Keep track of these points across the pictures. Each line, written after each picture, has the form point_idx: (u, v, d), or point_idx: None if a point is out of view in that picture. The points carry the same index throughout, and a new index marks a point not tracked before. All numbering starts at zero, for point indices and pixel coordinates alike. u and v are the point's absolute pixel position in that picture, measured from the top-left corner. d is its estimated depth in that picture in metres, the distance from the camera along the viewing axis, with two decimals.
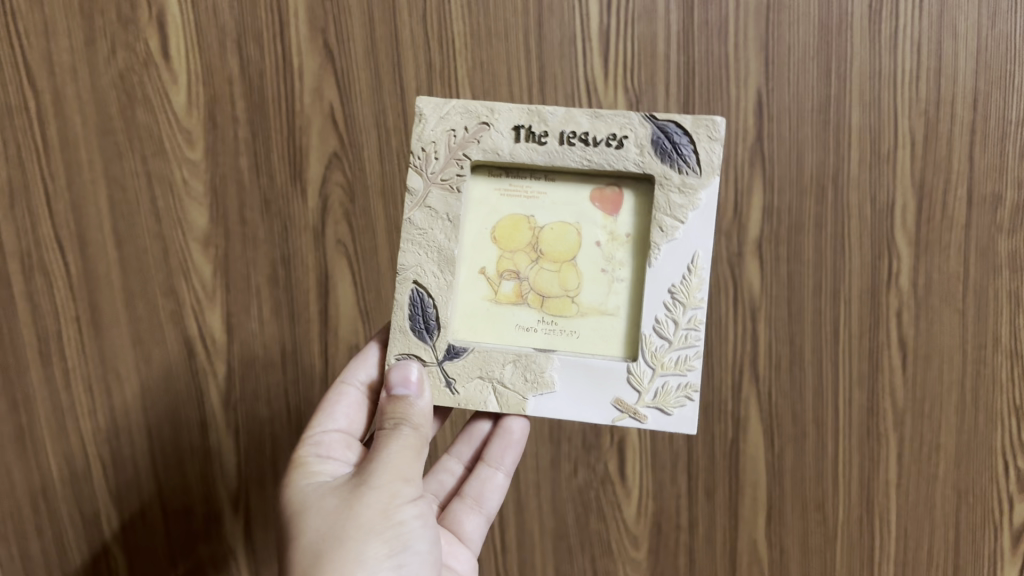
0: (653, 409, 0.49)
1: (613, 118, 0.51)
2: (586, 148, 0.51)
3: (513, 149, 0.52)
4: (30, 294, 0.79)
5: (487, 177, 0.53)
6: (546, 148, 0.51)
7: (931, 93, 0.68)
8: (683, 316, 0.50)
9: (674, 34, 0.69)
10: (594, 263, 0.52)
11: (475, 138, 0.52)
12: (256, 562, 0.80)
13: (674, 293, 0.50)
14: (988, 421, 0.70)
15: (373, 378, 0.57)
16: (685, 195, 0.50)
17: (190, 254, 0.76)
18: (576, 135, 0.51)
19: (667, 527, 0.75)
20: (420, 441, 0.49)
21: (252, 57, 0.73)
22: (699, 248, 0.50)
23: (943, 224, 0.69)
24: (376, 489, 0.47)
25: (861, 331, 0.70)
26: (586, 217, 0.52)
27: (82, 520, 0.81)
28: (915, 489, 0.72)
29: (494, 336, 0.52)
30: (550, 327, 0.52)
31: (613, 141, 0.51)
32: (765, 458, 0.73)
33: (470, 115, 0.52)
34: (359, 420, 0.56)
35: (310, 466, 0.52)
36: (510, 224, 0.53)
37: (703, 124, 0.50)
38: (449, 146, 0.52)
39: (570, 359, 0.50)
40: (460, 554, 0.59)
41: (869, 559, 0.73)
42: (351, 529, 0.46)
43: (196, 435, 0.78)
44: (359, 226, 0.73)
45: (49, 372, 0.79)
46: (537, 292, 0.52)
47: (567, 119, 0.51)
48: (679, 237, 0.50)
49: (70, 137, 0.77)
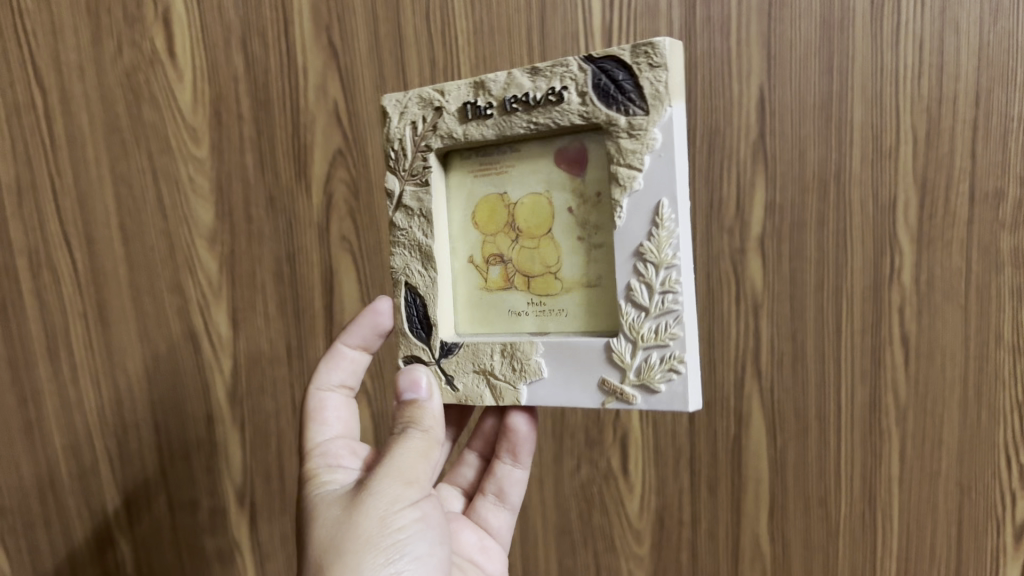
0: (641, 388, 0.47)
1: (551, 70, 0.49)
2: (531, 109, 0.50)
3: (465, 129, 0.52)
4: (38, 290, 0.79)
5: (464, 159, 0.55)
6: (493, 119, 0.51)
7: (933, 88, 0.66)
8: (658, 278, 0.46)
9: (677, 31, 0.69)
10: (570, 236, 0.51)
11: (432, 125, 0.53)
12: (262, 555, 0.80)
13: (645, 253, 0.47)
14: (991, 418, 0.68)
15: (346, 381, 0.59)
16: (640, 133, 0.46)
17: (196, 250, 0.77)
18: (518, 98, 0.50)
19: (670, 521, 0.78)
20: (428, 446, 0.49)
21: (257, 56, 0.74)
22: (662, 195, 0.46)
23: (945, 220, 0.67)
24: (377, 494, 0.46)
25: (864, 328, 0.70)
26: (556, 184, 0.51)
27: (89, 513, 0.81)
28: (918, 485, 0.71)
29: (492, 324, 0.54)
30: (540, 308, 0.52)
31: (553, 95, 0.49)
32: (767, 453, 0.75)
33: (426, 103, 0.54)
34: (348, 420, 0.58)
35: (319, 477, 0.51)
36: (488, 205, 0.53)
37: (640, 49, 0.46)
38: (412, 140, 0.54)
39: (552, 343, 0.50)
40: (493, 550, 0.61)
41: (872, 554, 0.73)
42: (350, 539, 0.44)
43: (202, 429, 0.79)
44: (363, 222, 0.73)
45: (56, 366, 0.80)
46: (521, 274, 0.52)
47: (509, 83, 0.50)
48: (641, 187, 0.47)
49: (76, 135, 0.77)
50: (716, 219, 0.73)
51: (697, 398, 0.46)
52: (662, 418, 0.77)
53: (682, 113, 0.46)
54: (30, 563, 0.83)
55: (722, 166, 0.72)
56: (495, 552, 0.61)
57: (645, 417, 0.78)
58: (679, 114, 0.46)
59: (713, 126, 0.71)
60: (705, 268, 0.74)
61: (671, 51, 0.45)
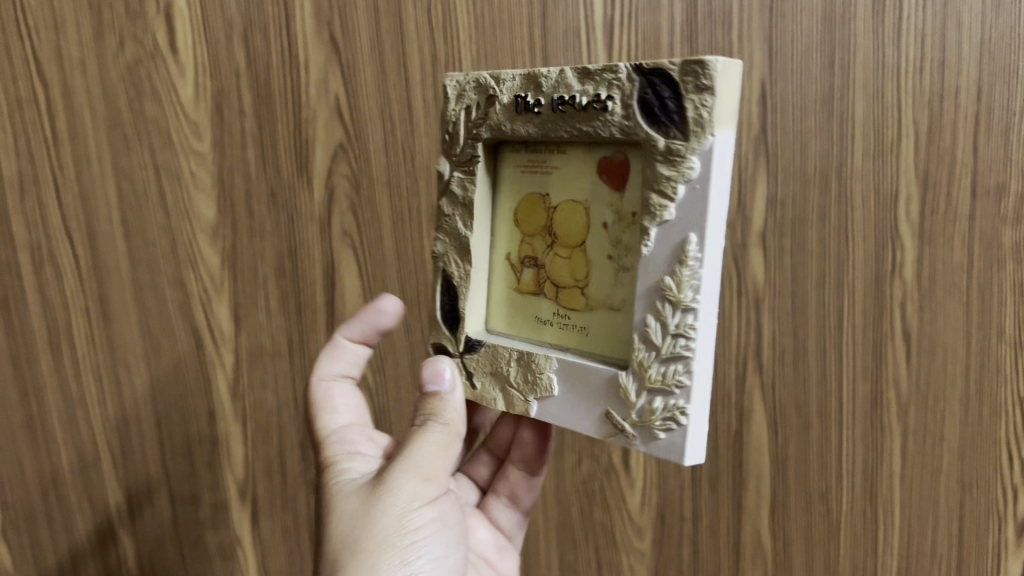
0: (645, 431, 0.45)
1: (601, 76, 0.46)
2: (575, 112, 0.47)
3: (510, 122, 0.50)
4: (40, 285, 0.78)
5: (516, 152, 0.53)
6: (540, 117, 0.49)
7: (935, 84, 0.65)
8: (673, 318, 0.43)
9: (678, 22, 0.68)
10: (599, 249, 0.48)
11: (486, 113, 0.51)
12: (263, 546, 0.81)
13: (665, 289, 0.44)
14: (993, 415, 0.68)
15: (346, 371, 0.60)
16: (679, 161, 0.43)
17: (198, 246, 0.76)
18: (566, 99, 0.47)
19: (671, 516, 0.80)
20: (447, 443, 0.50)
21: (259, 50, 0.72)
22: (690, 230, 0.43)
23: (946, 217, 0.67)
24: (394, 491, 0.46)
25: (864, 325, 0.70)
26: (595, 195, 0.48)
27: (91, 507, 0.82)
28: (919, 482, 0.72)
29: (522, 329, 0.53)
30: (564, 322, 0.50)
31: (598, 103, 0.46)
32: (769, 444, 0.76)
33: (484, 88, 0.52)
34: (357, 409, 0.58)
35: (339, 464, 0.51)
36: (530, 205, 0.52)
37: (695, 68, 0.42)
38: (466, 125, 0.53)
39: (568, 361, 0.49)
40: (507, 549, 0.63)
41: (873, 548, 0.74)
42: (367, 534, 0.45)
43: (204, 424, 0.79)
44: (365, 217, 0.74)
45: (58, 361, 0.80)
46: (552, 282, 0.51)
47: (561, 82, 0.48)
48: (672, 217, 0.43)
49: (78, 129, 0.75)
50: None
51: (698, 452, 0.44)
52: None
53: (727, 145, 0.42)
54: (31, 556, 0.83)
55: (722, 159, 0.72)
56: (507, 550, 0.63)
57: None
58: (724, 146, 0.42)
59: None
60: None
61: (724, 77, 0.41)
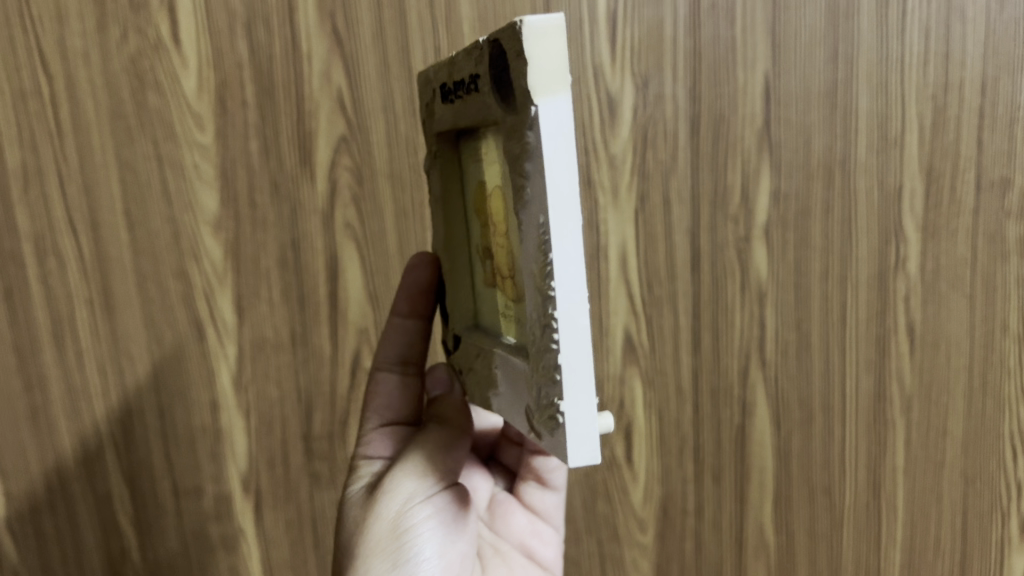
0: (543, 428, 0.38)
1: (472, 55, 0.42)
2: (468, 98, 0.44)
3: (447, 113, 0.48)
4: (42, 276, 0.73)
5: (466, 142, 0.50)
6: (456, 106, 0.46)
7: (939, 77, 0.72)
8: (540, 304, 0.37)
9: (682, 16, 0.68)
10: (511, 238, 0.42)
11: (436, 106, 0.51)
12: (265, 534, 0.82)
13: (532, 275, 0.37)
14: (995, 405, 0.80)
15: (408, 357, 0.57)
16: (519, 142, 0.36)
17: (200, 236, 0.74)
18: (465, 83, 0.44)
19: (675, 511, 0.78)
20: (452, 434, 0.53)
21: (261, 42, 0.71)
22: (537, 211, 0.36)
23: (950, 212, 0.75)
24: (390, 491, 0.50)
25: (870, 319, 0.76)
26: (501, 176, 0.43)
27: (95, 500, 0.78)
28: (925, 474, 0.80)
29: (491, 317, 0.50)
30: (507, 311, 0.46)
31: (474, 86, 0.42)
32: (773, 443, 0.78)
33: (435, 81, 0.50)
34: (399, 399, 0.56)
35: (359, 461, 0.54)
36: (478, 194, 0.49)
37: (511, 31, 0.35)
38: (430, 121, 0.53)
39: (504, 355, 0.45)
40: (545, 533, 0.64)
41: (878, 530, 0.81)
42: (367, 536, 0.49)
43: (207, 415, 0.78)
44: (367, 209, 0.76)
45: (62, 353, 0.75)
46: (496, 272, 0.47)
47: (461, 66, 0.44)
48: (529, 199, 0.36)
49: (81, 115, 0.71)
50: (721, 207, 0.72)
51: (585, 451, 0.36)
52: (668, 408, 0.76)
53: (558, 114, 0.35)
54: (35, 550, 0.78)
55: (720, 156, 0.71)
56: (551, 531, 0.65)
57: (652, 409, 0.76)
58: (554, 115, 0.35)
59: (718, 113, 0.70)
60: (710, 257, 0.73)
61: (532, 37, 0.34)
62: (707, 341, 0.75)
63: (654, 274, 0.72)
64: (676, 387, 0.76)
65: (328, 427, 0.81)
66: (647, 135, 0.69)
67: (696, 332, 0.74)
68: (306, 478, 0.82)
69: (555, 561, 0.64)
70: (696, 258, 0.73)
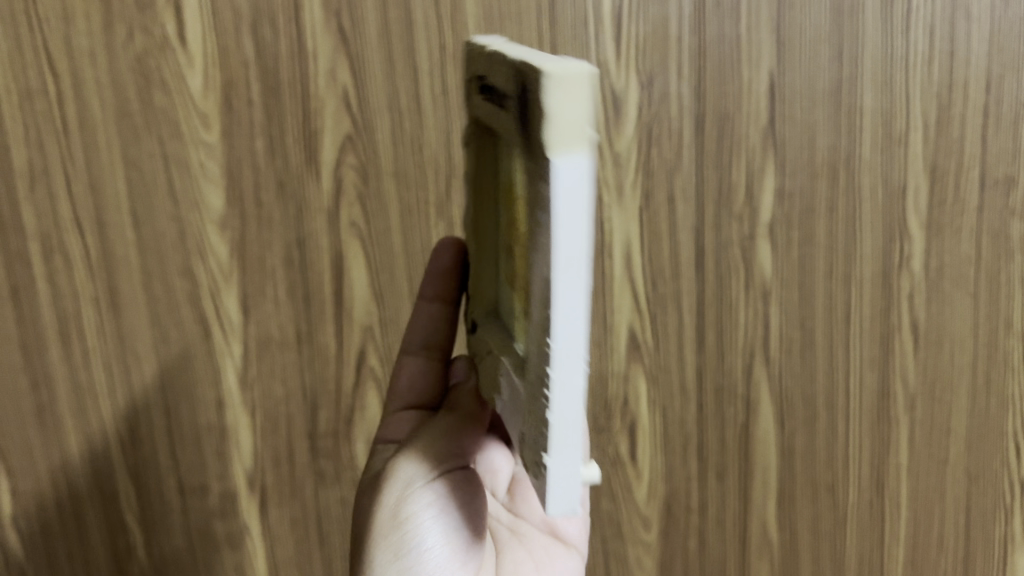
0: (532, 468, 0.39)
1: (506, 65, 0.39)
2: (498, 105, 0.41)
3: (480, 105, 0.45)
4: (49, 275, 0.74)
5: (496, 137, 0.47)
6: (488, 104, 0.43)
7: (944, 75, 0.71)
8: (538, 353, 0.36)
9: (687, 14, 0.68)
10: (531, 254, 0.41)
11: (472, 91, 0.47)
12: (271, 532, 0.83)
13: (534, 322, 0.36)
14: (999, 403, 0.80)
15: (429, 341, 0.61)
16: (535, 189, 0.34)
17: (206, 235, 0.74)
18: (496, 87, 0.41)
19: (677, 507, 0.79)
20: (459, 421, 0.55)
21: (266, 41, 0.70)
22: (543, 271, 0.34)
23: (954, 210, 0.75)
24: (392, 478, 0.52)
25: (874, 317, 0.76)
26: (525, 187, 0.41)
27: (102, 497, 0.80)
28: (928, 471, 0.81)
29: (506, 324, 0.49)
30: (520, 322, 0.45)
31: (504, 99, 0.39)
32: (776, 441, 0.79)
33: (473, 63, 0.47)
34: (419, 382, 0.61)
35: (380, 442, 0.60)
36: (509, 190, 0.47)
37: (535, 81, 0.32)
38: (465, 107, 0.49)
39: (512, 371, 0.44)
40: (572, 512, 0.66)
41: (881, 528, 0.82)
42: (373, 521, 0.52)
43: (213, 413, 0.79)
44: (372, 208, 0.75)
45: (68, 351, 0.76)
46: (516, 277, 0.46)
47: (497, 65, 0.41)
48: (540, 251, 0.35)
49: (87, 115, 0.71)
50: (725, 206, 0.72)
51: (565, 504, 0.38)
52: (671, 406, 0.77)
53: (574, 172, 0.32)
54: (43, 542, 0.80)
55: (725, 153, 0.71)
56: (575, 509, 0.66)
57: (654, 406, 0.77)
58: (569, 175, 0.32)
59: (722, 112, 0.70)
60: (715, 255, 0.73)
61: (554, 90, 0.31)
62: (710, 339, 0.76)
63: (658, 271, 0.73)
64: (680, 387, 0.77)
65: (334, 425, 0.81)
66: (652, 133, 0.70)
67: (700, 329, 0.75)
68: (312, 476, 0.82)
69: (580, 537, 0.66)
70: (700, 256, 0.73)
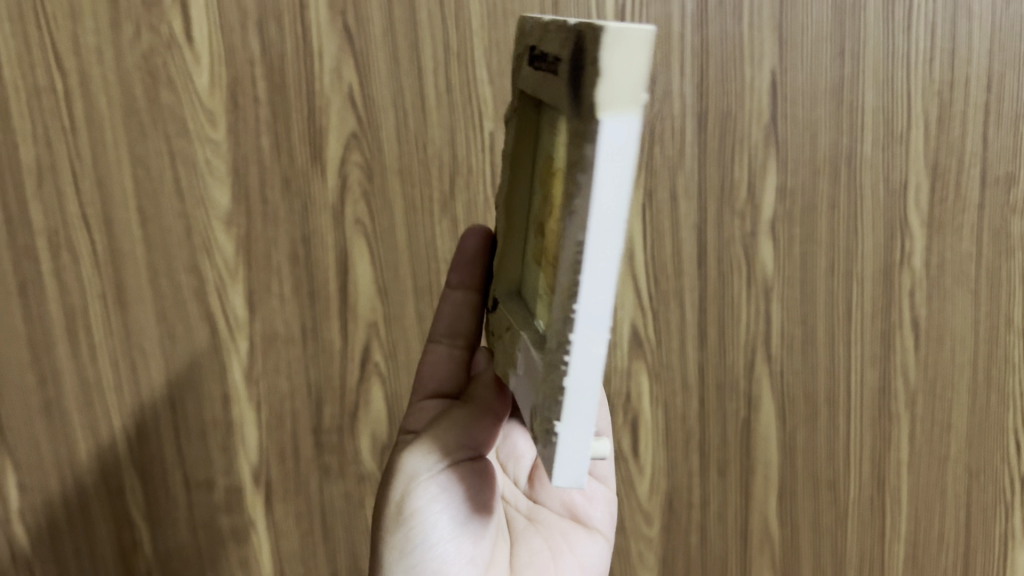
0: (539, 434, 0.40)
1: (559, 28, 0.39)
2: (544, 71, 0.41)
3: (528, 78, 0.46)
4: (56, 272, 0.75)
5: (541, 109, 0.47)
6: (535, 72, 0.44)
7: (945, 73, 0.72)
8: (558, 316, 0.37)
9: (690, 12, 0.68)
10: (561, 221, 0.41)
11: (521, 63, 0.47)
12: (275, 527, 0.84)
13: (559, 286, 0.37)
14: (999, 400, 0.80)
15: (455, 329, 0.62)
16: (576, 152, 0.35)
17: (212, 231, 0.75)
18: (545, 52, 0.41)
19: (679, 503, 0.80)
20: (474, 414, 0.54)
21: (272, 39, 0.71)
22: (576, 233, 0.35)
23: (955, 207, 0.75)
24: (401, 471, 0.53)
25: (874, 314, 0.77)
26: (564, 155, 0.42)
27: (107, 492, 0.81)
28: (928, 468, 0.81)
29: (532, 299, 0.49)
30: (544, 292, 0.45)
31: (552, 64, 0.39)
32: (777, 438, 0.79)
33: (526, 35, 0.47)
34: (440, 370, 0.62)
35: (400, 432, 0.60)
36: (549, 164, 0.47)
37: (591, 39, 0.33)
38: (514, 82, 0.50)
39: (529, 340, 0.45)
40: (594, 495, 0.67)
41: (881, 524, 0.82)
42: (384, 515, 0.53)
43: (219, 409, 0.80)
44: (377, 205, 0.76)
45: (75, 347, 0.77)
46: (546, 248, 0.46)
47: (548, 30, 0.41)
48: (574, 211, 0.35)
49: (95, 113, 0.72)
50: (727, 203, 0.73)
51: (572, 470, 0.39)
52: (674, 402, 0.77)
53: (620, 135, 0.33)
54: (49, 537, 0.81)
55: (728, 150, 0.72)
56: (595, 496, 0.67)
57: (657, 402, 0.77)
58: (616, 137, 0.33)
59: (725, 110, 0.71)
60: (717, 251, 0.74)
61: (612, 49, 0.32)
62: (713, 336, 0.76)
63: (661, 268, 0.74)
64: (683, 383, 0.77)
65: (338, 420, 0.81)
66: (654, 131, 0.71)
67: (702, 327, 0.76)
68: (317, 471, 0.82)
69: (604, 522, 0.66)
70: (703, 255, 0.74)
